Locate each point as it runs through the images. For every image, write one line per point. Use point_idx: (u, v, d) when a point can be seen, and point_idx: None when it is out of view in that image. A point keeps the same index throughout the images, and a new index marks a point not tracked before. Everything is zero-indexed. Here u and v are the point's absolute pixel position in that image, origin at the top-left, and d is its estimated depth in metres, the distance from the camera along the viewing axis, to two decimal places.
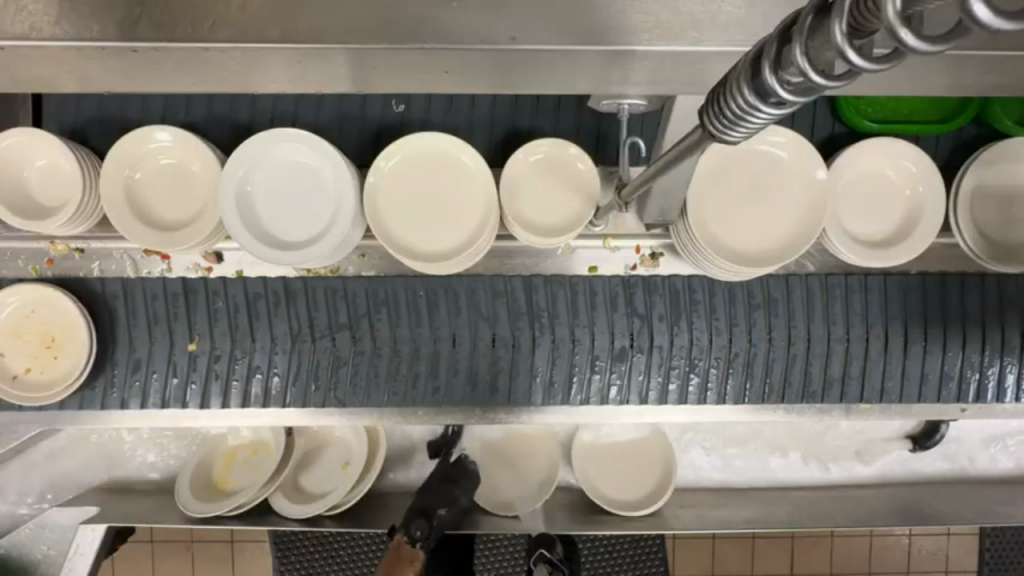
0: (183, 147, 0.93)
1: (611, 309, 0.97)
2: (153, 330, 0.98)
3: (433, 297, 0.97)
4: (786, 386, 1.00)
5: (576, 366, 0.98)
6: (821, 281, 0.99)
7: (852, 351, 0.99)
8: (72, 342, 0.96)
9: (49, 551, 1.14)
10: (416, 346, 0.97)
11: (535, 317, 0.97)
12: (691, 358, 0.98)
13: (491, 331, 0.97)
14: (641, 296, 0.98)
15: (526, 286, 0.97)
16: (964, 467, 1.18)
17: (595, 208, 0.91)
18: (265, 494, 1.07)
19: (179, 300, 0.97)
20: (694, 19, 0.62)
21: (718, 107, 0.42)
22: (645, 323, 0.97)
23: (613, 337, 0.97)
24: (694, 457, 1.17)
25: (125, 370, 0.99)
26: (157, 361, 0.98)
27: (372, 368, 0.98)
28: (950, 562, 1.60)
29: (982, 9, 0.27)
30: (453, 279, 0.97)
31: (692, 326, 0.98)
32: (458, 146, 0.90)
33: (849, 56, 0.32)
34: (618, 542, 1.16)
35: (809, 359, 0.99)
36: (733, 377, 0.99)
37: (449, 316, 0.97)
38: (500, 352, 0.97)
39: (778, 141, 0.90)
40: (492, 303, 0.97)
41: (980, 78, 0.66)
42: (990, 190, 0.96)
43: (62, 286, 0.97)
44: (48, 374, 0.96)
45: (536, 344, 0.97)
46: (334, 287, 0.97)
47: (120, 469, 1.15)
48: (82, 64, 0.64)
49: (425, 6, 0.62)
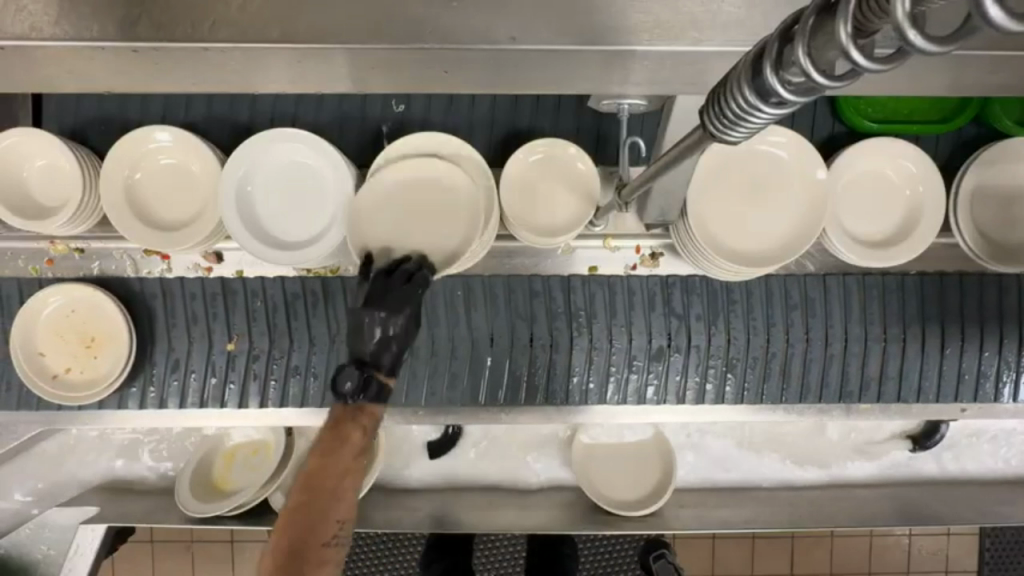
0: (183, 147, 0.93)
1: (648, 308, 0.98)
2: (192, 330, 0.98)
3: (470, 297, 0.97)
4: (824, 388, 1.00)
5: (613, 365, 0.98)
6: (858, 281, 0.99)
7: (890, 351, 0.99)
8: (114, 343, 0.96)
9: (49, 551, 1.15)
10: (454, 346, 0.98)
11: (573, 317, 0.98)
12: (728, 359, 0.98)
13: (528, 330, 0.97)
14: (679, 296, 0.98)
15: (564, 286, 0.98)
16: (964, 467, 1.18)
17: (595, 208, 0.91)
18: (265, 495, 1.06)
19: (219, 300, 0.97)
20: (694, 19, 0.62)
21: (718, 106, 0.42)
22: (682, 322, 0.98)
23: (650, 337, 0.98)
24: (695, 458, 1.17)
25: (164, 369, 0.99)
26: (196, 360, 0.99)
27: (411, 367, 0.98)
28: (950, 562, 1.59)
29: (996, 9, 0.27)
30: (492, 278, 0.98)
31: (730, 326, 0.98)
32: (458, 144, 0.90)
33: (854, 56, 0.32)
34: (618, 542, 1.17)
35: (846, 360, 0.99)
36: (770, 378, 0.99)
37: (487, 318, 0.97)
38: (538, 351, 0.97)
39: (778, 140, 0.90)
40: (530, 304, 0.97)
41: (979, 79, 0.66)
42: (990, 190, 0.96)
43: (101, 286, 0.97)
44: (88, 374, 0.97)
45: (574, 345, 0.97)
46: None
47: (119, 468, 1.15)
48: (82, 64, 0.64)
49: (426, 6, 0.62)
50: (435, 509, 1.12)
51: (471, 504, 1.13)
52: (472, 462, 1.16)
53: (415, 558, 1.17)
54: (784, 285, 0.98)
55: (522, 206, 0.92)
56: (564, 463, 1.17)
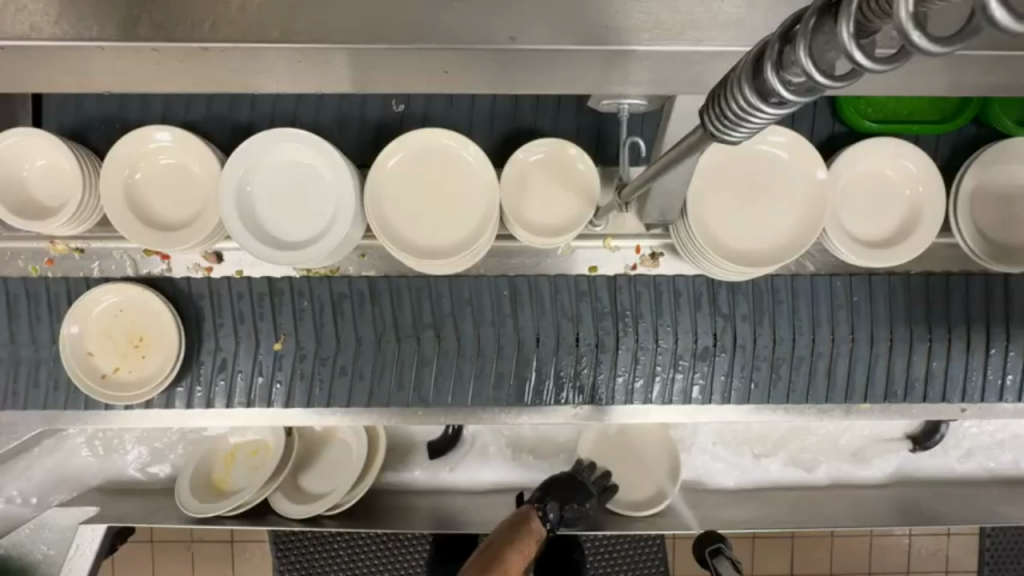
0: (183, 147, 0.93)
1: (694, 308, 0.97)
2: (239, 329, 0.97)
3: (517, 297, 0.97)
4: (869, 388, 0.99)
5: (659, 366, 0.97)
6: (903, 281, 0.99)
7: (936, 350, 0.99)
8: (163, 343, 0.96)
9: (49, 551, 1.13)
10: (500, 345, 0.96)
11: (618, 317, 0.96)
12: (774, 360, 0.98)
13: (574, 330, 0.96)
14: (725, 296, 0.97)
15: (610, 287, 0.97)
16: (965, 468, 1.18)
17: (595, 208, 0.91)
18: (265, 494, 1.05)
19: (265, 300, 0.96)
20: (694, 19, 0.62)
21: (718, 107, 0.42)
22: (729, 323, 0.97)
23: (696, 337, 0.97)
24: (698, 458, 1.17)
25: (211, 369, 0.98)
26: (242, 360, 0.97)
27: (457, 366, 0.97)
28: (950, 562, 1.59)
29: (1004, 10, 0.27)
30: (538, 279, 0.97)
31: (776, 325, 0.97)
32: (459, 142, 0.90)
33: (855, 56, 0.33)
34: (618, 541, 1.16)
35: (892, 359, 0.99)
36: (816, 377, 0.99)
37: (533, 318, 0.96)
38: (584, 351, 0.96)
39: (778, 141, 0.91)
40: (576, 304, 0.97)
41: (978, 79, 0.66)
42: (990, 191, 0.96)
43: (149, 286, 0.96)
44: (136, 374, 0.96)
45: (620, 346, 0.96)
46: (418, 288, 0.97)
47: (120, 468, 1.16)
48: (80, 63, 0.64)
49: (426, 6, 0.62)
50: (435, 508, 1.12)
51: (471, 504, 1.13)
52: (473, 462, 1.16)
53: (415, 559, 1.16)
54: (830, 285, 0.98)
55: (524, 203, 0.92)
56: (563, 463, 1.17)
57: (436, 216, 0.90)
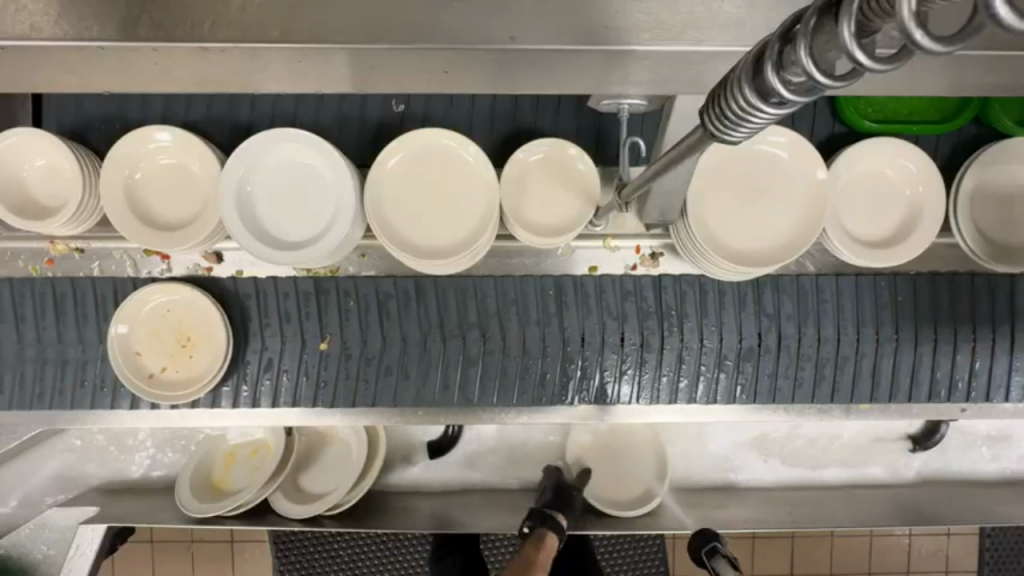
0: (183, 147, 0.93)
1: (740, 308, 0.97)
2: (285, 329, 0.97)
3: (562, 296, 0.97)
4: (914, 387, 1.00)
5: (703, 366, 0.98)
6: (948, 283, 0.99)
7: (980, 349, 0.99)
8: (212, 343, 0.96)
9: (49, 551, 1.14)
10: (545, 344, 0.97)
11: (664, 317, 0.97)
12: (819, 359, 0.98)
13: (619, 330, 0.97)
14: (770, 296, 0.98)
15: (655, 286, 0.97)
16: (967, 469, 1.18)
17: (595, 208, 0.91)
18: (265, 494, 1.05)
19: (311, 300, 0.97)
20: (695, 19, 0.62)
21: (718, 107, 0.42)
22: (774, 323, 0.98)
23: (741, 337, 0.97)
24: (699, 458, 1.17)
25: (258, 368, 0.98)
26: (288, 359, 0.98)
27: (502, 366, 0.97)
28: (950, 562, 1.59)
29: (1005, 8, 0.27)
30: (583, 278, 0.97)
31: (821, 325, 0.98)
32: (459, 141, 0.89)
33: (857, 56, 0.33)
34: (617, 541, 1.16)
35: (938, 358, 0.99)
36: (861, 378, 0.99)
37: (579, 317, 0.97)
38: (629, 351, 0.97)
39: (778, 140, 0.91)
40: (621, 303, 0.97)
41: (977, 79, 0.66)
42: (990, 191, 0.96)
43: (198, 286, 0.96)
44: (184, 374, 0.96)
45: (665, 346, 0.97)
46: (464, 287, 0.97)
47: (121, 468, 1.15)
48: (80, 62, 0.64)
49: (426, 7, 0.62)
50: (435, 509, 1.12)
51: (470, 505, 1.13)
52: (472, 462, 1.16)
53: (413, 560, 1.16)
54: (875, 286, 0.98)
55: (523, 202, 0.92)
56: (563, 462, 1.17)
57: (436, 215, 0.90)
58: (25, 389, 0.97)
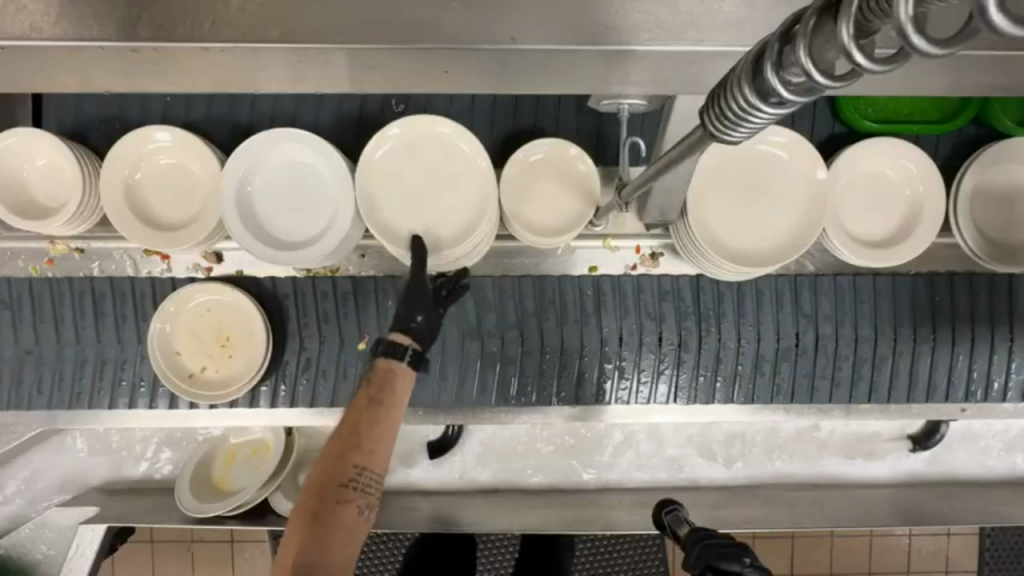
0: (183, 148, 0.93)
1: (777, 308, 0.98)
2: (323, 329, 0.97)
3: (600, 297, 0.97)
4: (950, 388, 1.00)
5: (740, 369, 0.98)
6: (988, 284, 0.99)
7: (1016, 349, 0.99)
8: (252, 343, 0.96)
9: (49, 551, 1.16)
10: (584, 343, 0.97)
11: (702, 317, 0.97)
12: (856, 360, 0.99)
13: (657, 330, 0.97)
14: (808, 295, 0.98)
15: (693, 286, 0.98)
16: (967, 469, 1.18)
17: (595, 208, 0.91)
18: (265, 494, 1.06)
19: (350, 300, 0.97)
20: (695, 19, 0.62)
21: (717, 108, 0.42)
22: (811, 323, 0.98)
23: (779, 337, 0.98)
24: (700, 458, 1.17)
25: (296, 368, 0.98)
26: (326, 359, 0.98)
27: (538, 365, 0.98)
28: (950, 562, 1.59)
29: (999, 14, 0.27)
30: (622, 279, 0.97)
31: (858, 325, 0.98)
32: (439, 123, 0.87)
33: (855, 57, 0.33)
34: (612, 542, 1.16)
35: (975, 358, 0.99)
36: (898, 378, 0.99)
37: (617, 318, 0.97)
38: (666, 351, 0.97)
39: (778, 141, 0.91)
40: (658, 303, 0.97)
41: (975, 78, 0.65)
42: (991, 191, 0.96)
43: (237, 285, 0.96)
44: (223, 374, 0.96)
45: (703, 345, 0.97)
46: (505, 288, 0.97)
47: (119, 468, 1.15)
48: (80, 62, 0.64)
49: (425, 6, 0.62)
50: (434, 509, 1.12)
51: (470, 505, 1.13)
52: (472, 462, 1.16)
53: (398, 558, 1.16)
54: (911, 285, 0.99)
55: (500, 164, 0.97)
56: (563, 462, 1.17)
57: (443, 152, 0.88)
58: (64, 388, 0.98)
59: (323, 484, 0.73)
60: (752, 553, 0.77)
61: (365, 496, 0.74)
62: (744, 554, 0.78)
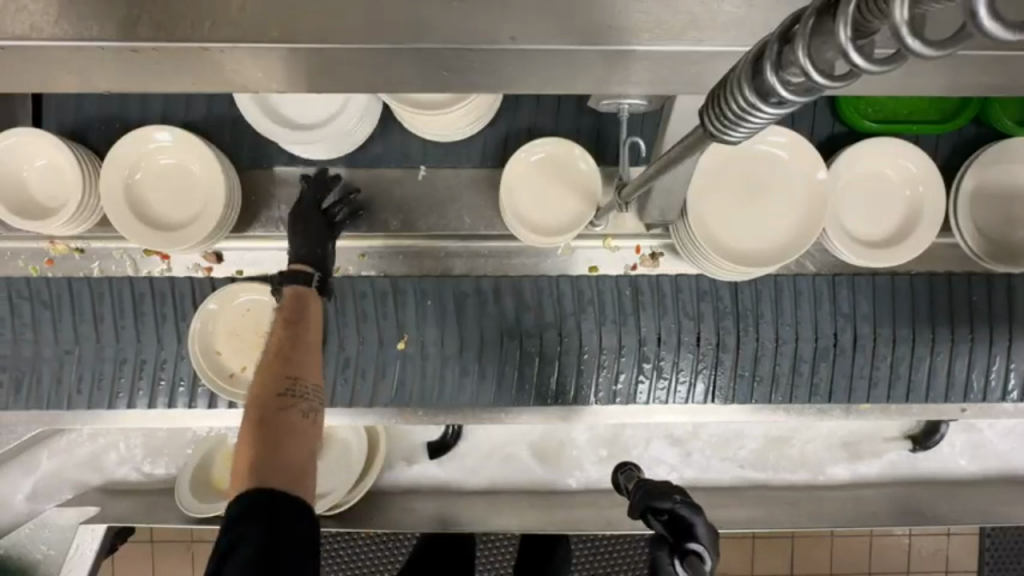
0: (183, 147, 0.93)
1: (815, 306, 0.99)
2: (363, 329, 0.97)
3: (639, 296, 0.98)
4: (990, 390, 1.01)
5: (779, 370, 0.99)
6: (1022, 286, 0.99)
7: None
8: None
9: (49, 551, 1.15)
10: (623, 343, 0.98)
11: (740, 316, 0.98)
12: (894, 359, 0.99)
13: (696, 330, 0.98)
14: (846, 294, 0.99)
15: (731, 288, 0.98)
16: (967, 469, 1.18)
17: (595, 208, 0.91)
18: None
19: (389, 300, 0.98)
20: (694, 19, 0.62)
21: (717, 108, 0.42)
22: (850, 323, 0.99)
23: (817, 336, 0.99)
24: (700, 458, 1.17)
25: (335, 368, 0.98)
26: (366, 356, 0.98)
27: (578, 364, 0.98)
28: (950, 562, 1.59)
29: (991, 20, 0.27)
30: (661, 279, 0.98)
31: (896, 325, 0.99)
32: None
33: (852, 58, 0.33)
34: (611, 541, 1.17)
35: (1013, 357, 1.00)
36: (935, 379, 1.00)
37: (655, 317, 0.98)
38: (706, 351, 0.98)
39: (778, 141, 0.91)
40: (697, 303, 0.98)
41: (975, 79, 0.65)
42: (991, 191, 0.96)
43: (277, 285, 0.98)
44: None
45: (741, 345, 0.98)
46: (543, 287, 0.98)
47: (119, 469, 1.15)
48: (80, 63, 0.64)
49: (425, 7, 0.62)
50: (434, 509, 1.12)
51: (470, 505, 1.14)
52: (472, 462, 1.16)
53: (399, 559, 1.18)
54: (948, 287, 0.99)
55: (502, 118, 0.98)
56: (563, 462, 1.17)
57: None
58: (104, 387, 0.99)
59: (265, 388, 0.76)
60: (685, 491, 0.72)
61: (304, 401, 0.77)
62: (678, 494, 0.73)
